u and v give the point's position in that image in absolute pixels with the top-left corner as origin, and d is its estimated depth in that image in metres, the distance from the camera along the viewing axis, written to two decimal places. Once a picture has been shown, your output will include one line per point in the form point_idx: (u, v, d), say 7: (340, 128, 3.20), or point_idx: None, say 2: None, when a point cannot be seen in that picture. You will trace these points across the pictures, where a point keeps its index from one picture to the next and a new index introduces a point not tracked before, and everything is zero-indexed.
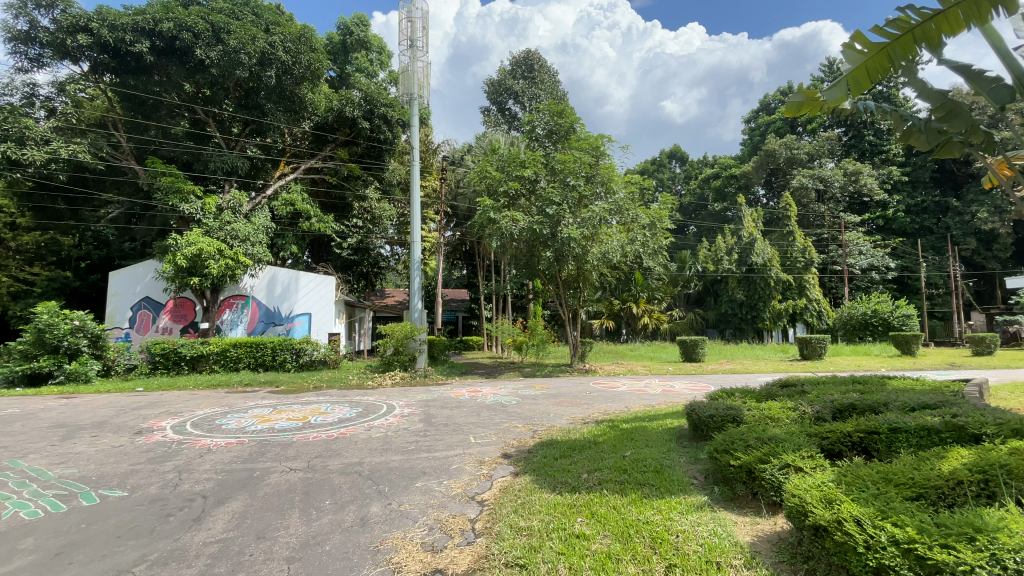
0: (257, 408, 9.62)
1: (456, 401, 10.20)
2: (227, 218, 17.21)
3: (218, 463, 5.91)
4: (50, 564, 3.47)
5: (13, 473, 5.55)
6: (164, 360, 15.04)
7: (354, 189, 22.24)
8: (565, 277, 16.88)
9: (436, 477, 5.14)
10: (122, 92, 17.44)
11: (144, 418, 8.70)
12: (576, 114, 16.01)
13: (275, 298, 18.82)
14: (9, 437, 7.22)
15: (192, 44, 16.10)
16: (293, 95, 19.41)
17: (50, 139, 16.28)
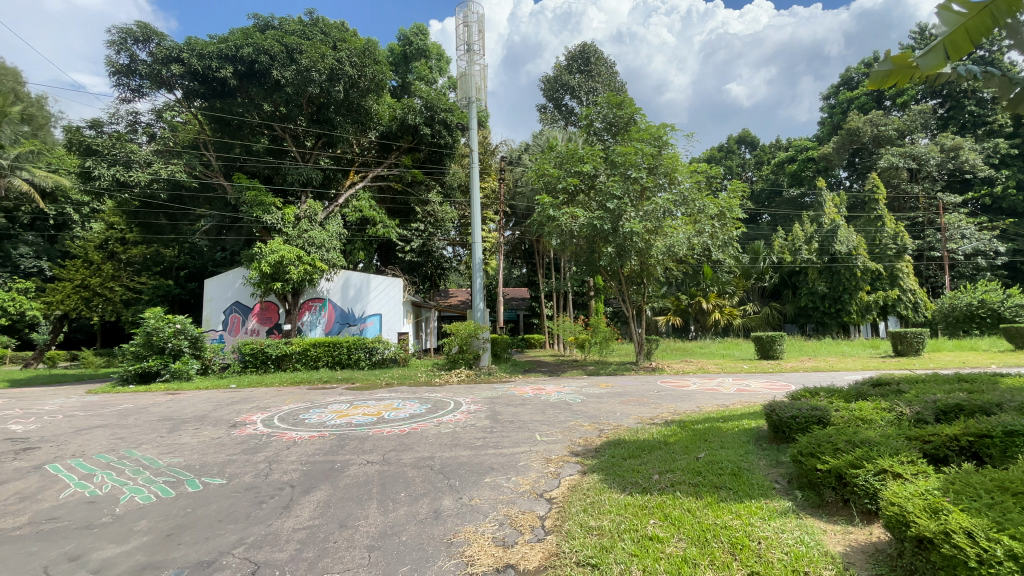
0: (334, 403, 10.23)
1: (521, 399, 10.28)
2: (304, 227, 18.50)
3: (303, 454, 6.35)
4: (163, 544, 3.87)
5: (130, 461, 6.26)
6: (254, 359, 16.44)
7: (417, 193, 23.44)
8: (628, 273, 16.52)
9: (505, 473, 5.21)
10: (210, 115, 19.07)
11: (236, 412, 9.51)
12: (636, 104, 15.57)
13: (348, 300, 19.92)
14: (127, 429, 8.14)
15: (269, 66, 17.38)
16: (360, 107, 20.01)
17: (152, 162, 18.20)
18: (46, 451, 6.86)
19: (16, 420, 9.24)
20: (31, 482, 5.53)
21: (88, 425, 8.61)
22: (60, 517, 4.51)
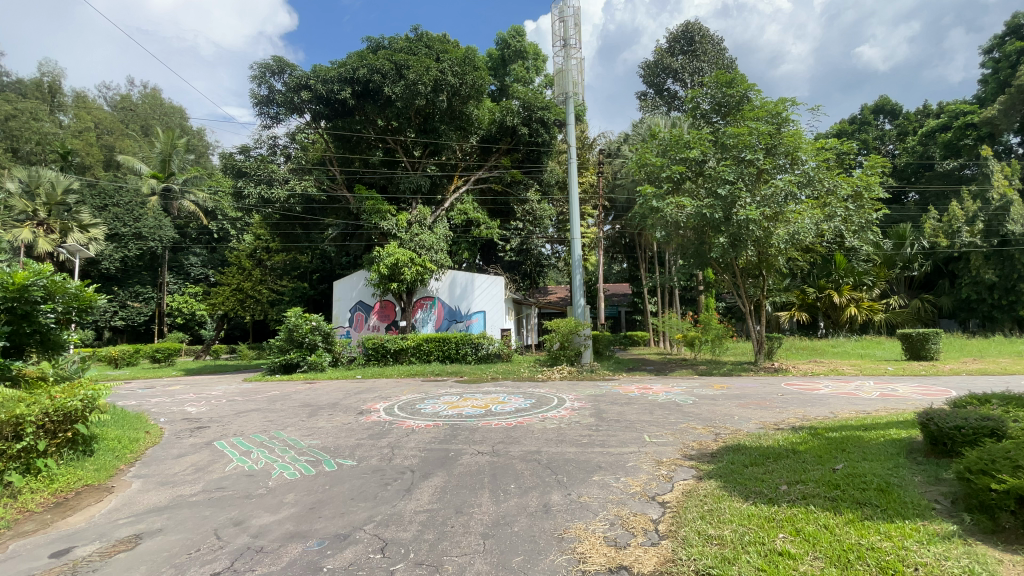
0: (446, 395, 10.84)
1: (627, 398, 9.99)
2: (415, 230, 19.79)
3: (421, 442, 6.81)
4: (307, 516, 4.39)
5: (278, 441, 7.21)
6: (376, 353, 17.96)
7: (516, 193, 23.92)
8: (743, 264, 15.32)
9: (614, 473, 5.12)
10: (334, 134, 21.17)
11: (362, 400, 10.48)
12: (749, 80, 14.33)
13: (455, 298, 20.96)
14: (275, 413, 9.36)
15: (382, 83, 18.83)
16: (462, 114, 20.89)
17: (289, 179, 20.65)
18: (215, 430, 8.14)
19: (193, 402, 11.10)
20: (205, 455, 6.60)
21: (245, 408, 10.08)
22: (227, 487, 5.33)
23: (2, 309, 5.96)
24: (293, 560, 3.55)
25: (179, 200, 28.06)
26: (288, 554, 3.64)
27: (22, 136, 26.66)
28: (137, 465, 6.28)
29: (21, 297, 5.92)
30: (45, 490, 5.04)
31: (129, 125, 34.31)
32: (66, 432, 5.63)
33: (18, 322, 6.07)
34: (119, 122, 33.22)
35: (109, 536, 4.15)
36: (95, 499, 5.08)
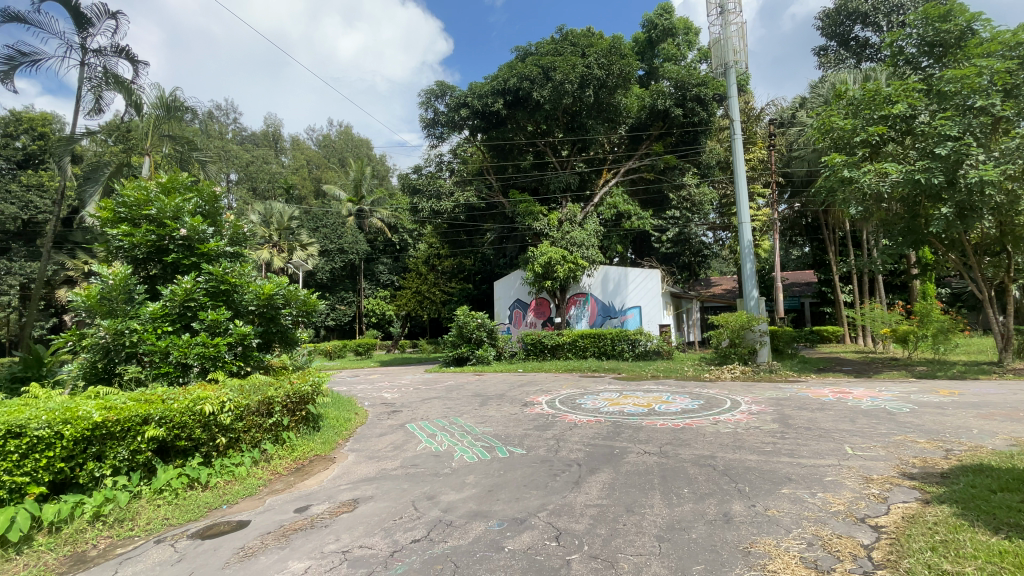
0: (606, 391, 10.80)
1: (817, 402, 8.71)
2: (567, 228, 20.08)
3: (585, 437, 6.89)
4: (486, 497, 4.79)
5: (456, 427, 8.00)
6: (534, 348, 18.70)
7: (671, 179, 22.72)
8: (975, 239, 12.19)
9: (807, 487, 4.51)
10: (490, 144, 22.59)
11: (525, 393, 11.02)
12: (973, 8, 11.40)
13: (609, 294, 20.70)
14: (453, 402, 10.39)
15: (530, 89, 19.51)
16: (610, 105, 20.61)
17: (453, 191, 22.63)
18: (406, 414, 9.36)
19: (388, 390, 12.94)
20: (400, 436, 7.66)
21: (428, 396, 11.42)
22: (419, 464, 6.11)
23: (257, 314, 7.67)
24: (478, 537, 3.89)
25: (369, 218, 32.93)
26: (473, 531, 4.02)
27: (260, 177, 34.13)
28: (350, 440, 7.57)
29: (268, 303, 7.59)
30: (289, 457, 6.40)
31: (331, 159, 41.50)
32: (301, 411, 7.07)
33: (268, 323, 7.78)
34: (324, 158, 40.38)
35: (335, 498, 5.07)
36: (323, 467, 6.28)
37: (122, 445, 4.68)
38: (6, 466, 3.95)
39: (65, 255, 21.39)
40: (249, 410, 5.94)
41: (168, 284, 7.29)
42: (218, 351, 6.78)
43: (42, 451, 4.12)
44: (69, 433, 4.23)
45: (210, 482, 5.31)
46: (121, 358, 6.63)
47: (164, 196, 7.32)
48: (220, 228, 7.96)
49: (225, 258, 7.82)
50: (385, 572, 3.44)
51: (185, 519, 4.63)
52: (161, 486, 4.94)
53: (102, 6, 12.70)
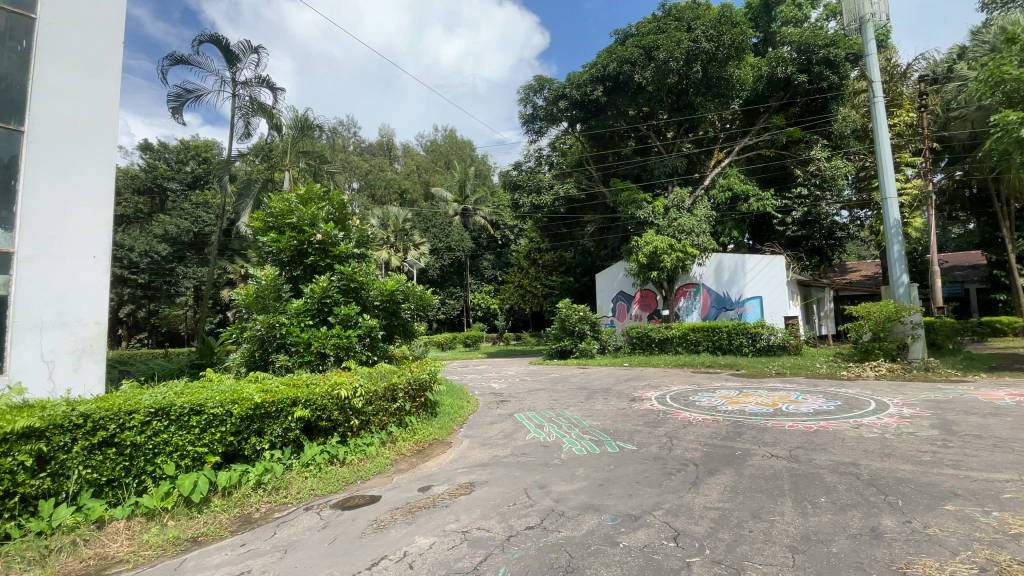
0: (723, 388, 10.12)
1: (991, 407, 7.31)
2: (674, 216, 19.11)
3: (702, 435, 6.52)
4: (599, 491, 4.75)
5: (564, 419, 8.05)
6: (641, 341, 18.10)
7: (795, 153, 20.54)
8: None
9: (980, 505, 3.82)
10: (590, 134, 22.21)
11: (633, 388, 10.73)
12: None
13: (724, 284, 19.32)
14: (559, 394, 10.46)
15: (632, 72, 18.83)
16: (721, 79, 19.29)
17: (554, 184, 22.60)
18: (514, 405, 9.62)
19: (496, 381, 13.43)
20: (509, 425, 7.90)
21: (535, 388, 11.63)
22: (529, 453, 6.24)
23: (381, 308, 8.41)
24: (592, 530, 3.88)
25: (473, 216, 34.38)
26: (586, 523, 4.01)
27: (378, 185, 37.13)
28: (464, 427, 7.98)
29: (391, 299, 8.31)
30: (411, 439, 6.94)
31: (437, 163, 43.84)
32: (421, 398, 7.64)
33: (390, 316, 8.51)
34: (431, 162, 42.85)
35: (453, 480, 5.39)
36: (441, 450, 6.72)
37: (277, 423, 5.40)
38: (192, 438, 4.74)
39: (228, 261, 25.29)
40: (377, 395, 6.56)
41: (307, 283, 8.25)
42: (350, 342, 7.58)
43: (217, 426, 4.89)
44: (236, 411, 4.99)
45: (346, 459, 5.95)
46: (273, 348, 7.64)
47: (302, 206, 8.29)
48: (348, 232, 8.83)
49: (352, 259, 8.66)
50: (503, 555, 3.58)
51: (328, 490, 5.26)
52: (307, 460, 5.63)
53: (246, 42, 14.66)
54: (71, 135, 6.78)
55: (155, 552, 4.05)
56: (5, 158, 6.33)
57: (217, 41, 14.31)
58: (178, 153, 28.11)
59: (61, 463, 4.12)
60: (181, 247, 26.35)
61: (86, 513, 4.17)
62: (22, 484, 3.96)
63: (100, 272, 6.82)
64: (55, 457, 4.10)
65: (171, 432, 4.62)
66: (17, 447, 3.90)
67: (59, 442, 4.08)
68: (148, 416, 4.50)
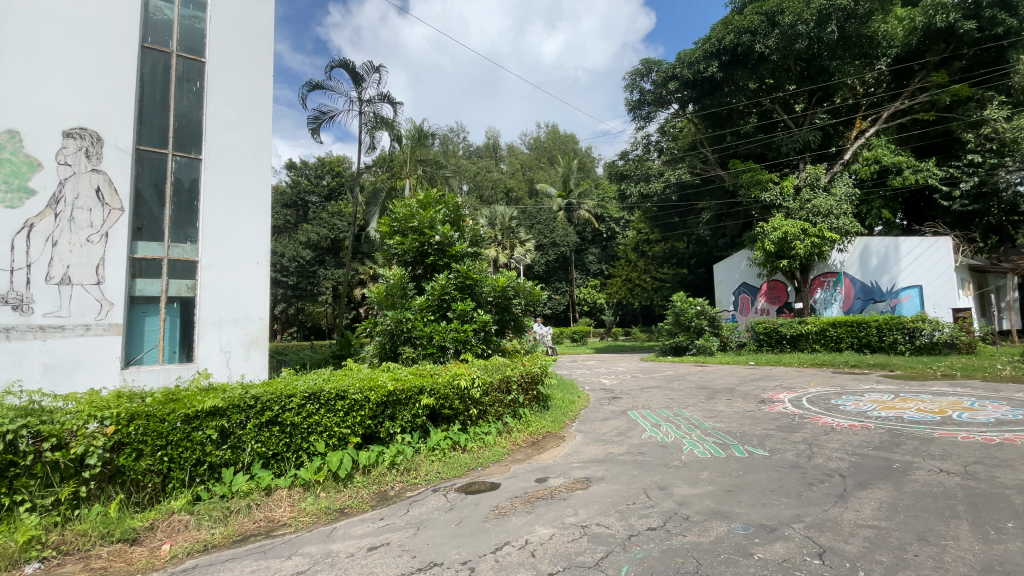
0: (872, 392, 8.85)
1: None
2: (806, 196, 17.14)
3: (848, 444, 5.77)
4: (726, 497, 4.44)
5: (684, 419, 7.64)
6: (768, 338, 16.52)
7: (963, 115, 17.33)
8: None
9: None
10: (704, 114, 20.78)
11: (760, 389, 9.84)
12: None
13: (872, 272, 16.88)
14: (677, 392, 9.96)
15: (752, 42, 17.34)
16: (863, 37, 16.96)
17: (664, 171, 21.54)
18: (627, 402, 9.37)
19: (607, 376, 13.20)
20: (624, 422, 7.71)
21: (647, 385, 11.20)
22: (647, 453, 6.04)
23: (494, 303, 8.73)
24: (721, 537, 3.64)
25: (578, 210, 34.27)
26: (714, 530, 3.78)
27: (485, 185, 38.17)
28: (577, 422, 7.98)
29: (503, 294, 8.62)
30: (527, 430, 7.12)
31: (541, 160, 44.21)
32: (534, 390, 7.79)
33: (502, 312, 8.81)
34: (535, 159, 43.45)
35: (569, 474, 5.42)
36: (556, 443, 6.80)
37: (407, 409, 5.88)
38: (337, 420, 5.34)
39: (358, 263, 28.09)
40: (493, 387, 6.83)
41: (428, 281, 8.81)
42: (467, 335, 8.01)
43: (357, 410, 5.46)
44: (373, 397, 5.53)
45: (467, 446, 6.28)
46: (401, 340, 8.31)
47: (423, 210, 8.88)
48: (463, 231, 9.29)
49: (467, 257, 9.09)
50: (625, 554, 3.51)
51: (452, 474, 5.62)
52: (434, 445, 6.04)
53: (368, 63, 16.05)
54: (237, 159, 8.01)
55: (312, 519, 4.66)
56: (191, 183, 7.70)
57: (346, 65, 15.88)
58: (317, 169, 31.83)
59: (238, 437, 4.88)
60: (321, 252, 29.86)
61: (258, 481, 4.92)
62: (210, 454, 4.76)
63: (261, 275, 7.98)
64: (234, 432, 4.86)
65: (321, 414, 5.26)
66: (206, 422, 4.70)
67: (236, 419, 4.84)
68: (302, 399, 5.16)
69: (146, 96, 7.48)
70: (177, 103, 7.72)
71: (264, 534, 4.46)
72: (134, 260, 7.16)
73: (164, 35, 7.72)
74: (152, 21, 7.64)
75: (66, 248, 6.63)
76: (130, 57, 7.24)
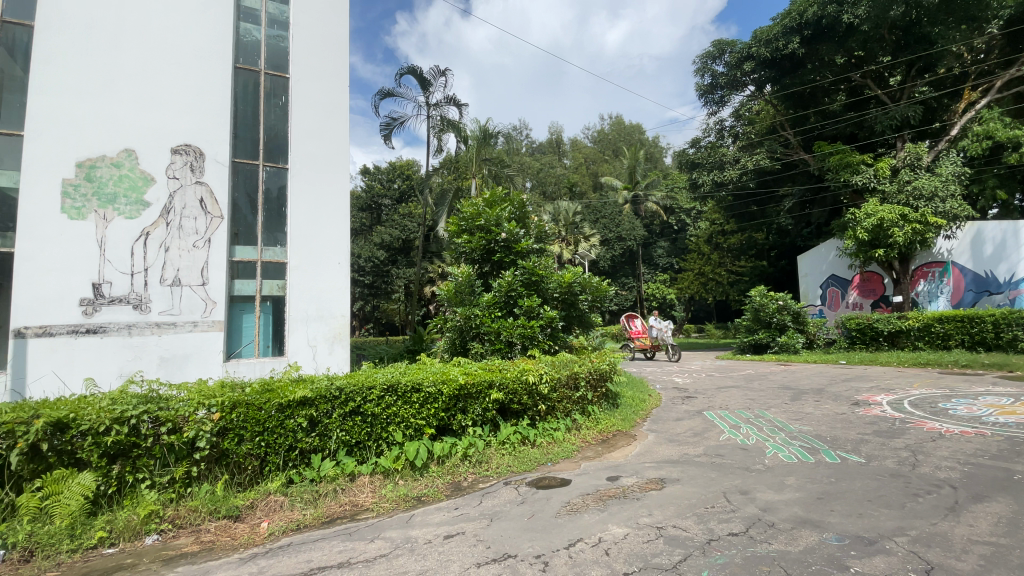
0: (989, 394, 7.86)
1: None
2: (906, 177, 15.50)
3: (961, 452, 5.16)
4: (816, 505, 4.14)
5: (766, 421, 7.18)
6: (862, 336, 15.12)
7: None
8: None
9: None
10: (784, 95, 19.38)
11: (853, 390, 9.05)
12: None
13: (985, 261, 15.05)
14: (758, 392, 9.39)
15: (838, 14, 16.13)
16: None
17: (740, 158, 20.29)
18: (702, 401, 8.98)
19: (680, 375, 12.73)
20: (700, 423, 7.40)
21: (724, 384, 10.66)
22: (726, 455, 5.75)
23: (560, 299, 8.70)
24: (812, 547, 3.39)
25: (645, 203, 33.49)
26: (803, 539, 3.53)
27: (549, 181, 38.05)
28: (649, 421, 7.76)
29: (569, 290, 8.58)
30: (596, 428, 7.03)
31: (605, 153, 43.36)
32: (602, 388, 7.68)
33: (569, 308, 8.76)
34: (599, 152, 42.77)
35: (642, 474, 5.28)
36: (627, 442, 6.66)
37: (478, 403, 6.02)
38: (414, 412, 5.58)
39: (428, 262, 29.07)
40: (561, 383, 6.81)
41: (495, 278, 8.93)
42: (534, 331, 8.04)
43: (432, 403, 5.68)
44: (446, 391, 5.71)
45: (537, 441, 6.32)
46: (469, 336, 8.50)
47: (489, 208, 9.02)
48: (529, 228, 9.35)
49: (533, 253, 9.14)
50: (705, 558, 3.38)
51: (523, 469, 5.68)
52: (503, 439, 6.14)
53: (435, 67, 16.54)
54: (317, 166, 8.57)
55: (392, 505, 4.91)
56: (278, 191, 8.33)
57: (414, 71, 16.44)
58: (388, 173, 33.34)
59: (325, 425, 5.24)
60: (394, 252, 31.17)
61: (343, 467, 5.26)
62: (301, 441, 5.14)
63: (342, 274, 8.51)
64: (321, 420, 5.22)
65: (398, 406, 5.52)
66: (297, 411, 5.09)
67: (324, 409, 5.20)
68: (382, 391, 5.45)
69: (239, 112, 8.19)
70: (266, 117, 8.38)
71: (349, 517, 4.75)
72: (233, 263, 7.88)
73: (253, 55, 8.40)
74: (243, 43, 8.34)
75: (177, 253, 7.42)
76: (224, 78, 7.96)
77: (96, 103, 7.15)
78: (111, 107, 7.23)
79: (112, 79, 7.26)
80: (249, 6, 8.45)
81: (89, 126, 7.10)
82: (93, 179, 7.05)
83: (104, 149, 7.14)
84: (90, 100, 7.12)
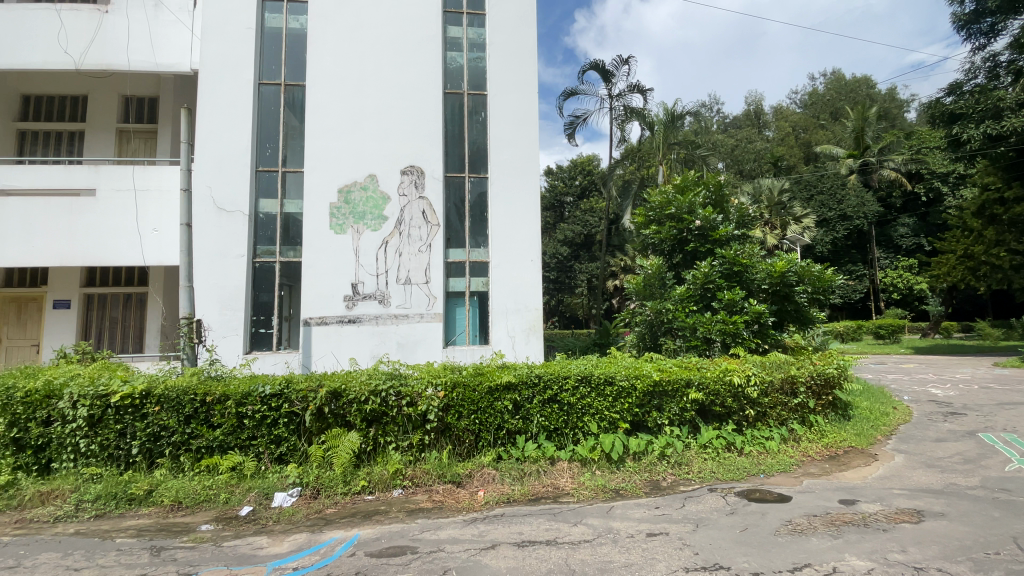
0: None
1: None
2: None
3: None
4: None
5: None
6: None
7: None
8: None
9: None
10: None
11: None
12: None
13: None
14: None
15: None
16: None
17: None
18: (975, 420, 7.02)
19: (939, 385, 10.13)
20: (970, 446, 5.83)
21: (1011, 400, 8.13)
22: (1018, 492, 4.42)
23: (769, 292, 7.77)
24: None
25: (879, 171, 27.87)
26: None
27: (746, 158, 34.03)
28: (894, 439, 6.39)
29: (781, 282, 7.59)
30: (819, 442, 6.10)
31: (819, 117, 36.88)
32: (829, 395, 6.58)
33: (781, 302, 7.76)
34: (813, 118, 36.42)
35: (889, 501, 4.40)
36: (863, 461, 5.62)
37: (675, 401, 5.78)
38: (608, 404, 5.66)
39: (610, 255, 28.90)
40: (773, 386, 6.09)
41: (689, 269, 8.39)
42: (737, 328, 7.32)
43: (626, 397, 5.68)
44: (639, 386, 5.65)
45: (745, 449, 5.79)
46: (661, 331, 8.21)
47: (680, 195, 8.50)
48: (727, 214, 8.56)
49: (733, 241, 8.34)
50: None
51: (730, 476, 5.27)
52: (705, 442, 5.78)
53: (618, 57, 16.23)
54: (512, 171, 9.28)
55: (591, 493, 5.06)
56: (481, 197, 9.30)
57: (597, 65, 16.46)
58: (571, 171, 34.08)
59: (528, 410, 5.68)
60: (576, 247, 32.06)
61: (544, 450, 5.62)
62: (508, 421, 5.66)
63: (536, 270, 9.10)
64: (524, 405, 5.68)
65: (593, 398, 5.66)
66: (504, 394, 5.64)
67: (525, 394, 5.64)
68: (577, 381, 5.67)
69: (448, 131, 9.37)
70: (470, 133, 9.42)
71: (552, 498, 5.07)
72: (447, 263, 9.07)
73: (458, 79, 9.51)
74: (450, 70, 9.50)
75: (407, 257, 8.89)
76: (437, 103, 9.21)
77: (348, 140, 8.99)
78: (358, 142, 9.01)
79: (357, 119, 9.03)
80: (453, 37, 9.58)
81: (345, 159, 8.97)
82: (350, 202, 8.89)
83: (355, 176, 8.95)
84: (344, 138, 8.99)
